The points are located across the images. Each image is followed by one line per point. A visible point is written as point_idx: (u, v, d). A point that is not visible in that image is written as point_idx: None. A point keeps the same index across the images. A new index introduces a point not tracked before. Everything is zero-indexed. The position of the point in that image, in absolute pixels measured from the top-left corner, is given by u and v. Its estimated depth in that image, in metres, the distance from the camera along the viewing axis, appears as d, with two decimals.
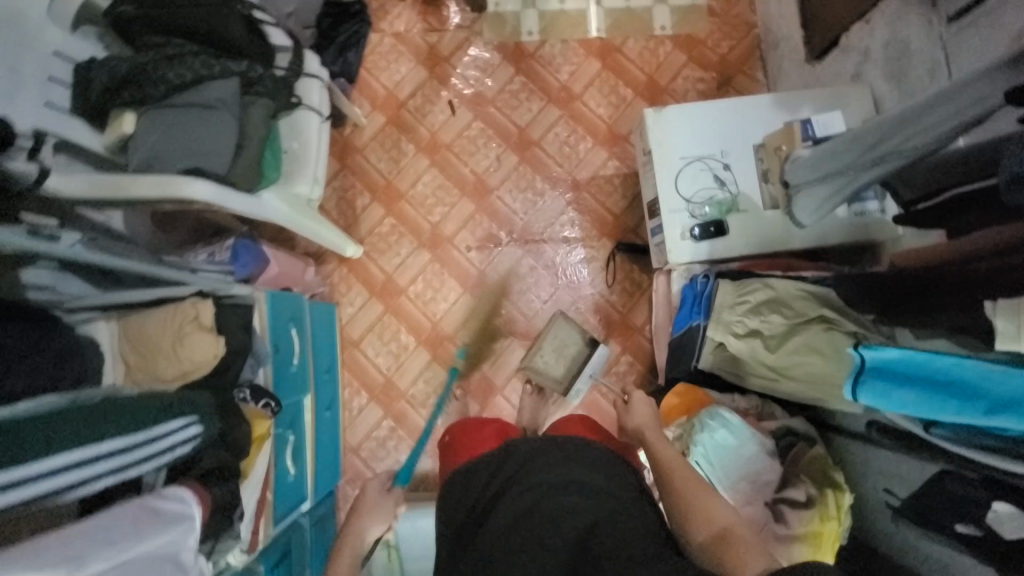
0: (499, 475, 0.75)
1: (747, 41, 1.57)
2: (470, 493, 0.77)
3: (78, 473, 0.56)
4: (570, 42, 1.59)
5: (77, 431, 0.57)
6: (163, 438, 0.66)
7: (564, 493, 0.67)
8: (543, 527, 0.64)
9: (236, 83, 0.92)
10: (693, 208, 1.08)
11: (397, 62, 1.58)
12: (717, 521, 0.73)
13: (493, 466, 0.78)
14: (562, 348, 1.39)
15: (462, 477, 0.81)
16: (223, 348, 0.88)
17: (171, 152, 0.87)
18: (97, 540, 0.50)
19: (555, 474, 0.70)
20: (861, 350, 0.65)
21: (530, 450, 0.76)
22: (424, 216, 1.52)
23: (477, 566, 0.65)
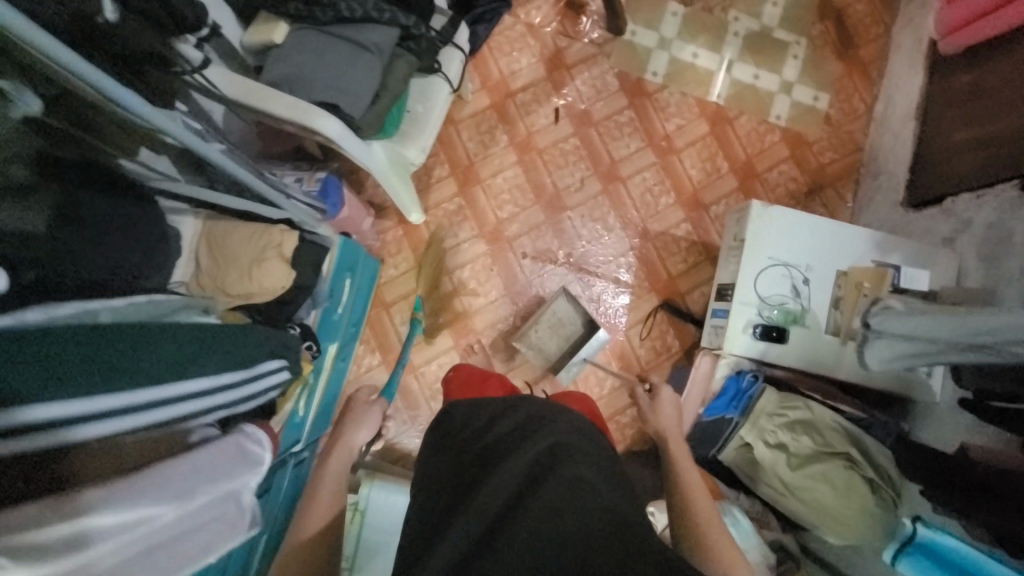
0: (500, 425, 0.71)
1: (850, 160, 1.60)
2: (462, 436, 0.73)
3: (208, 400, 0.65)
4: (688, 97, 1.60)
5: (209, 358, 0.66)
6: (262, 377, 0.74)
7: (578, 464, 0.62)
8: (548, 486, 0.59)
9: (396, 34, 0.90)
10: (762, 307, 1.10)
11: (521, 52, 1.57)
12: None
13: (491, 417, 0.74)
14: (556, 326, 1.43)
15: (453, 423, 0.78)
16: (291, 282, 0.89)
17: (313, 78, 0.86)
18: (200, 475, 0.60)
19: (566, 443, 0.66)
20: (917, 526, 0.81)
21: (535, 412, 0.73)
22: (494, 209, 1.52)
23: (478, 516, 0.57)
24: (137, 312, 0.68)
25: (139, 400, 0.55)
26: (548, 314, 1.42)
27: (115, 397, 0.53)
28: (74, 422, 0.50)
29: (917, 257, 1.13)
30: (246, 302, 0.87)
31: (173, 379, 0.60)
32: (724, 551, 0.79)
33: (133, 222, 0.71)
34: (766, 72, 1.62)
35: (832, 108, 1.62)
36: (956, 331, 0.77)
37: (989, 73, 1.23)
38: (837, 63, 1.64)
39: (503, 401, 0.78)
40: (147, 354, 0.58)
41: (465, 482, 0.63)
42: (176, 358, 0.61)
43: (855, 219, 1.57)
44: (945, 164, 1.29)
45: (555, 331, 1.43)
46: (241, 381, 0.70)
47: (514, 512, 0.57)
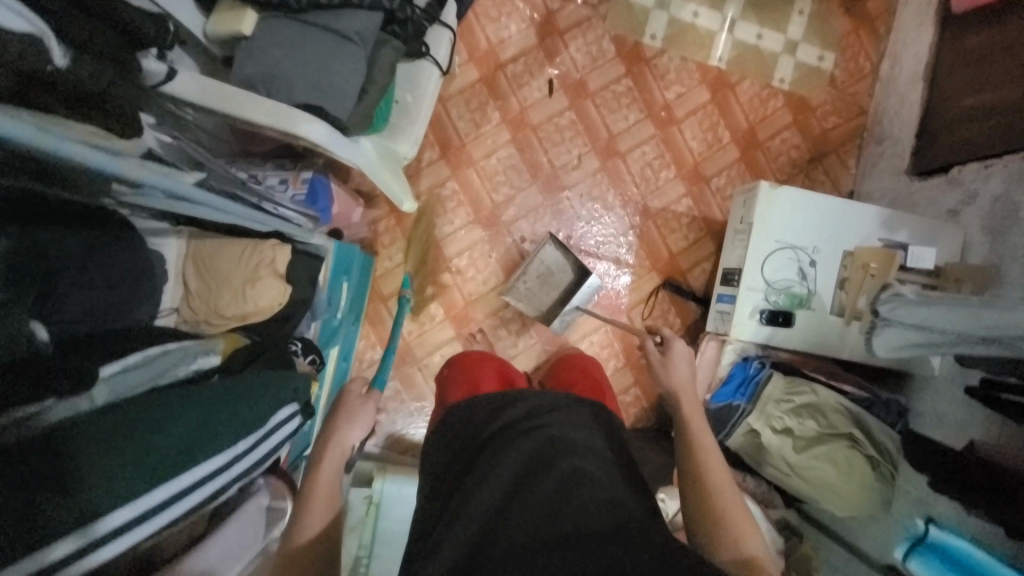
0: (503, 418, 0.71)
1: (854, 124, 1.55)
2: (469, 426, 0.74)
3: (222, 477, 0.62)
4: (688, 62, 1.51)
5: (222, 433, 0.62)
6: (276, 430, 0.72)
7: (576, 457, 0.61)
8: (545, 482, 0.58)
9: (379, 20, 0.81)
10: (769, 292, 1.09)
11: (509, 17, 1.45)
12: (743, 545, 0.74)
13: (491, 414, 0.74)
14: (545, 276, 1.39)
15: (456, 419, 0.78)
16: (287, 297, 0.85)
17: (291, 77, 0.78)
18: (234, 543, 0.70)
19: (563, 434, 0.66)
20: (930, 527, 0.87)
21: (536, 406, 0.73)
22: (489, 192, 1.45)
23: (474, 516, 0.56)
24: (143, 377, 0.61)
25: (152, 502, 0.53)
26: (536, 264, 1.39)
27: (119, 513, 0.50)
28: (88, 548, 0.47)
29: (923, 233, 1.12)
30: (243, 323, 0.83)
31: (186, 470, 0.57)
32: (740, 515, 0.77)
33: (115, 256, 0.66)
34: (769, 31, 1.53)
35: (837, 68, 1.55)
36: (966, 325, 0.78)
37: (1003, 32, 1.18)
38: (844, 18, 1.55)
39: (504, 398, 0.78)
40: (154, 448, 0.54)
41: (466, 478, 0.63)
42: (188, 441, 0.57)
43: (857, 186, 1.54)
44: (953, 131, 1.26)
45: (546, 284, 1.39)
46: (253, 447, 0.67)
47: (511, 511, 0.56)
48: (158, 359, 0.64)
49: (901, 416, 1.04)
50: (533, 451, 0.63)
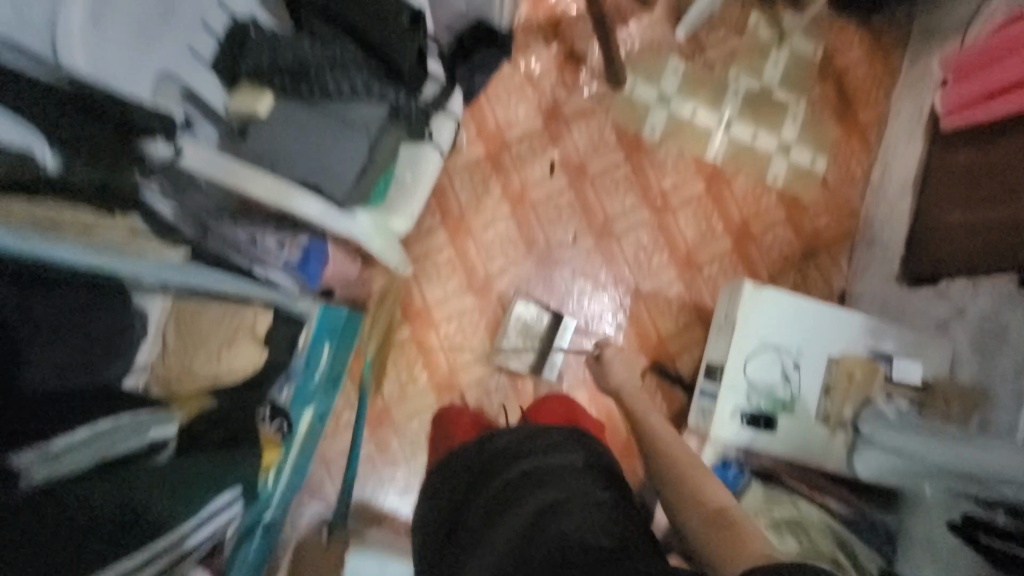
0: (483, 455, 0.90)
1: (845, 225, 1.59)
2: (456, 478, 0.91)
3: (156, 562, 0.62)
4: (685, 155, 1.59)
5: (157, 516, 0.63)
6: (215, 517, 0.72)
7: (546, 487, 0.78)
8: (524, 518, 0.75)
9: (384, 110, 0.87)
10: (751, 394, 1.08)
11: (518, 103, 1.56)
12: (711, 501, 0.81)
13: (478, 449, 0.92)
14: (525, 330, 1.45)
15: (449, 470, 0.95)
16: (264, 360, 0.86)
17: (294, 157, 0.84)
18: None
19: (544, 458, 0.83)
20: None
21: (510, 443, 0.88)
22: (484, 262, 1.49)
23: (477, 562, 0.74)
24: (87, 453, 0.59)
25: None
26: (514, 322, 1.45)
27: None
28: None
29: (909, 345, 1.12)
30: (214, 385, 0.83)
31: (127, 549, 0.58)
32: (699, 476, 0.86)
33: (98, 316, 0.68)
34: (764, 133, 1.61)
35: (829, 171, 1.61)
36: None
37: (987, 156, 1.23)
38: (836, 126, 1.63)
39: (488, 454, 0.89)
40: (80, 537, 0.54)
41: (462, 532, 0.81)
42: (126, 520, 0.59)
43: (848, 285, 1.55)
44: (940, 244, 1.29)
45: (527, 337, 1.45)
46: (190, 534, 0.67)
47: (501, 522, 0.76)
48: (106, 429, 0.62)
49: (888, 540, 1.00)
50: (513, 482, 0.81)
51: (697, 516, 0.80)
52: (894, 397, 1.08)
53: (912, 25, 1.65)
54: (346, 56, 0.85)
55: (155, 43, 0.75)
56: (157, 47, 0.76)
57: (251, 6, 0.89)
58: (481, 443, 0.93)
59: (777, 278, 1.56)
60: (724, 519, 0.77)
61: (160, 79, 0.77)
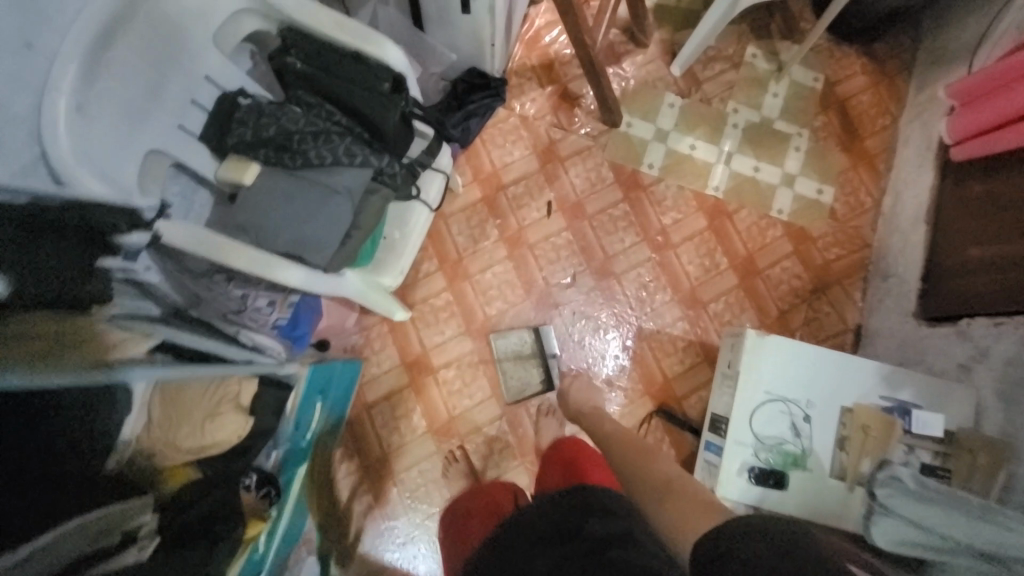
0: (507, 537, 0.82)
1: (856, 257, 1.53)
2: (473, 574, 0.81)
3: None
4: (685, 190, 1.56)
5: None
6: None
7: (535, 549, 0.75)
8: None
9: (369, 174, 0.88)
10: (759, 448, 1.02)
11: (513, 144, 1.56)
12: (662, 475, 0.86)
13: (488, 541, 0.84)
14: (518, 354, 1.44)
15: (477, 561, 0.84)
16: (248, 429, 0.85)
17: (276, 225, 0.83)
18: None
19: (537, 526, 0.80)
20: None
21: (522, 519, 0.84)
22: (482, 305, 1.47)
23: None
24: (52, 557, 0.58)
25: None
26: (506, 343, 1.44)
27: None
28: None
29: (928, 392, 1.06)
30: (198, 456, 0.81)
31: None
32: (644, 461, 0.91)
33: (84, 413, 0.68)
34: (766, 165, 1.57)
35: (837, 202, 1.56)
36: (964, 534, 0.74)
37: (1001, 187, 1.17)
38: (841, 155, 1.59)
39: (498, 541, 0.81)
40: None
41: None
42: None
43: (863, 320, 1.48)
44: (958, 280, 1.22)
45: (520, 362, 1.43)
46: None
47: None
48: (70, 532, 0.61)
49: None
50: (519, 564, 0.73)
51: (652, 498, 0.83)
52: (915, 449, 1.02)
53: (917, 50, 1.61)
54: (331, 126, 0.88)
55: (142, 124, 0.79)
56: (144, 128, 0.79)
57: (242, 78, 0.93)
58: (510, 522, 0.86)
59: (787, 314, 1.50)
60: (674, 496, 0.80)
61: (147, 156, 0.82)
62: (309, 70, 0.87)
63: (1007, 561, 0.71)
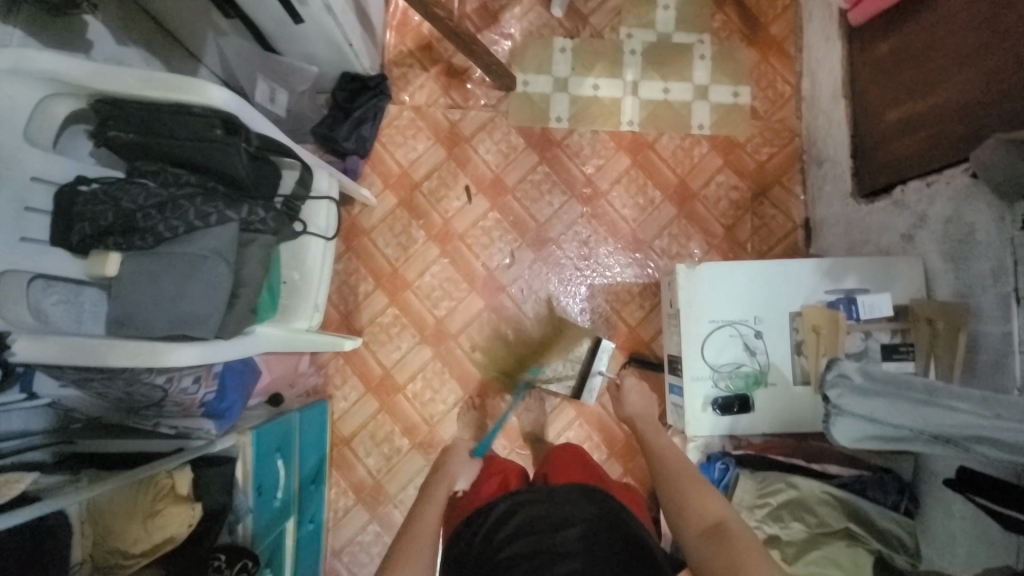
0: (515, 518, 0.76)
1: (789, 150, 1.48)
2: (468, 552, 0.76)
3: None
4: (600, 133, 1.50)
5: None
6: None
7: (563, 528, 0.72)
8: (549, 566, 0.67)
9: (234, 229, 0.85)
10: (718, 377, 1.01)
11: (415, 138, 1.49)
12: (709, 513, 0.75)
13: (488, 534, 0.76)
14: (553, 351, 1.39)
15: (470, 528, 0.81)
16: (197, 513, 0.82)
17: (149, 311, 0.80)
18: None
19: (554, 508, 0.76)
20: None
21: (544, 495, 0.79)
22: (430, 309, 1.44)
23: None
24: None
25: None
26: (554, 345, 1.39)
27: None
28: None
29: (872, 274, 1.04)
30: (151, 557, 0.81)
31: None
32: (697, 487, 0.80)
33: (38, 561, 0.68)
34: (675, 83, 1.50)
35: (757, 100, 1.49)
36: (915, 421, 0.74)
37: (909, 38, 1.11)
38: (749, 50, 1.50)
39: (497, 541, 0.74)
40: None
41: None
42: None
43: (809, 212, 1.44)
44: (886, 149, 1.17)
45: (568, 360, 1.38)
46: None
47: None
48: None
49: (902, 493, 0.93)
50: (532, 571, 0.66)
51: (693, 531, 0.75)
52: (871, 333, 1.02)
53: None
54: (176, 191, 0.83)
55: None
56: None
57: (77, 165, 0.88)
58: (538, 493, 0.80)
59: (733, 229, 1.46)
60: (723, 537, 0.71)
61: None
62: (134, 138, 0.81)
63: (959, 440, 0.71)
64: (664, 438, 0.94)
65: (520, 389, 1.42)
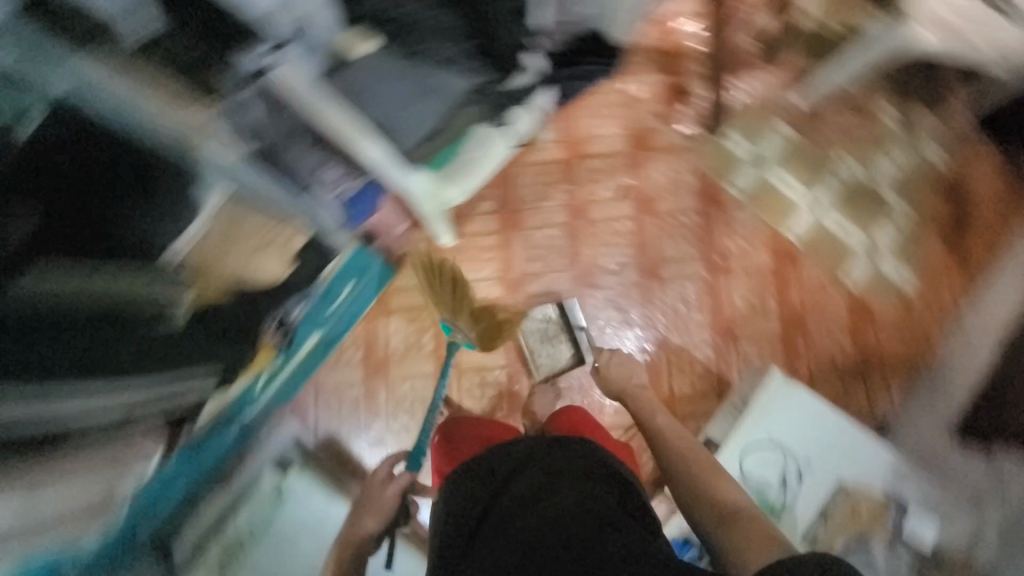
0: (519, 460, 1.00)
1: (911, 353, 1.45)
2: (484, 485, 0.99)
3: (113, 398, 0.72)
4: (762, 223, 1.50)
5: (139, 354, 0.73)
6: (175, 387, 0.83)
7: (562, 474, 0.94)
8: (547, 497, 0.88)
9: (467, 84, 0.90)
10: (745, 478, 1.34)
11: (611, 119, 1.54)
12: (727, 501, 1.09)
13: (501, 462, 1.02)
14: (545, 335, 1.46)
15: (488, 464, 1.03)
16: (281, 275, 0.98)
17: (376, 94, 0.86)
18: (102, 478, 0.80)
19: (561, 463, 0.97)
20: None
21: (552, 450, 1.01)
22: (524, 259, 1.50)
23: (493, 530, 0.87)
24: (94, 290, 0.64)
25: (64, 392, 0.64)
26: (536, 326, 1.46)
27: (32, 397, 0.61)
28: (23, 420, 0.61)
29: (905, 482, 1.32)
30: (239, 284, 0.89)
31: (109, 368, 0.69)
32: (716, 478, 1.14)
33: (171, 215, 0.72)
34: (856, 228, 1.49)
35: (913, 291, 1.47)
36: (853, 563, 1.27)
37: None
38: (938, 247, 1.48)
39: (506, 472, 0.99)
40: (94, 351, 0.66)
41: (483, 511, 0.93)
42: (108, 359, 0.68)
43: (889, 414, 1.42)
44: None
45: (548, 339, 1.46)
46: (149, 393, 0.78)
47: (531, 510, 0.86)
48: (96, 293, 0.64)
49: None
50: (531, 495, 0.90)
51: (714, 516, 1.07)
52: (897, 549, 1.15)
53: None
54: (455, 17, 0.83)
55: None
56: None
57: None
58: (553, 447, 1.02)
59: (815, 380, 1.45)
60: (739, 521, 1.04)
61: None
62: None
63: None
64: (663, 428, 1.25)
65: (548, 375, 1.46)
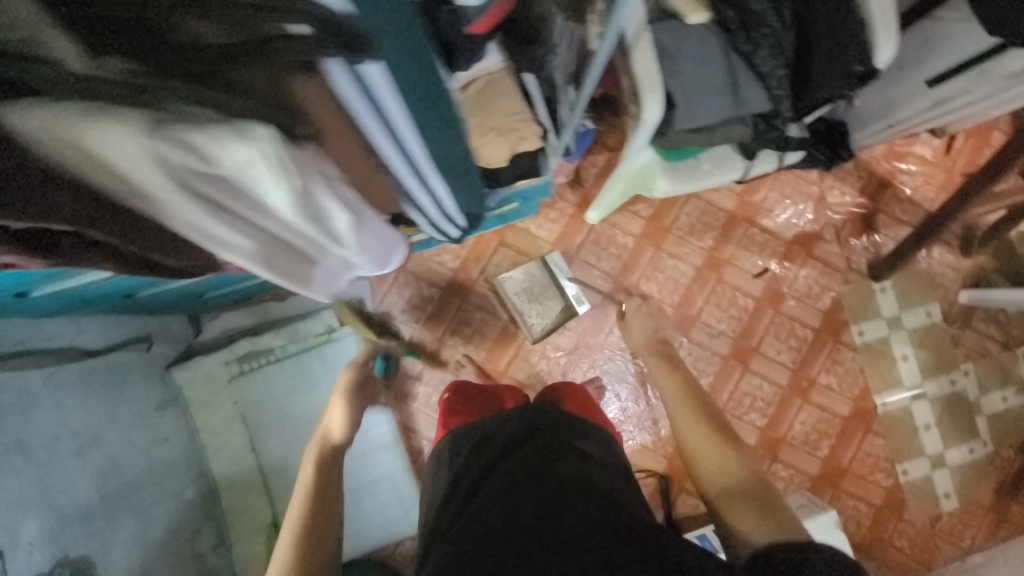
0: (509, 440, 0.86)
1: (910, 562, 1.47)
2: (481, 455, 0.86)
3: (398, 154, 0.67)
4: (861, 376, 1.50)
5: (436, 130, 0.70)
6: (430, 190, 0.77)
7: (559, 463, 0.79)
8: (538, 489, 0.74)
9: (765, 107, 0.91)
10: None
11: (794, 205, 1.52)
12: (735, 479, 0.84)
13: (490, 440, 0.88)
14: (531, 289, 1.44)
15: (488, 432, 0.91)
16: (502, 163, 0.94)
17: (684, 69, 0.87)
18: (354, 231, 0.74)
19: (552, 448, 0.82)
20: None
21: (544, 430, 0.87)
22: (642, 275, 1.50)
23: (475, 516, 0.74)
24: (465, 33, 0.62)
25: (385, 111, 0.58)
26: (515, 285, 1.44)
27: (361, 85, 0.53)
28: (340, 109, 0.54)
29: None
30: None
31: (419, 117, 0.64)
32: (721, 448, 0.89)
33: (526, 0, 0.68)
34: (936, 432, 1.49)
35: (947, 516, 1.47)
36: None
37: None
38: (994, 493, 1.48)
39: (496, 450, 0.85)
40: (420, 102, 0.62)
41: (470, 493, 0.80)
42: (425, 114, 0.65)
43: None
44: None
45: (534, 295, 1.44)
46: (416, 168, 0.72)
47: (518, 503, 0.73)
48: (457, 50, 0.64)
49: None
50: (520, 482, 0.76)
51: (719, 494, 0.84)
52: None
53: None
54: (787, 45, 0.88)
55: None
56: None
57: None
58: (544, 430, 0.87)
59: None
60: (740, 499, 0.80)
61: None
62: None
63: None
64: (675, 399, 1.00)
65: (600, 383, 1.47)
